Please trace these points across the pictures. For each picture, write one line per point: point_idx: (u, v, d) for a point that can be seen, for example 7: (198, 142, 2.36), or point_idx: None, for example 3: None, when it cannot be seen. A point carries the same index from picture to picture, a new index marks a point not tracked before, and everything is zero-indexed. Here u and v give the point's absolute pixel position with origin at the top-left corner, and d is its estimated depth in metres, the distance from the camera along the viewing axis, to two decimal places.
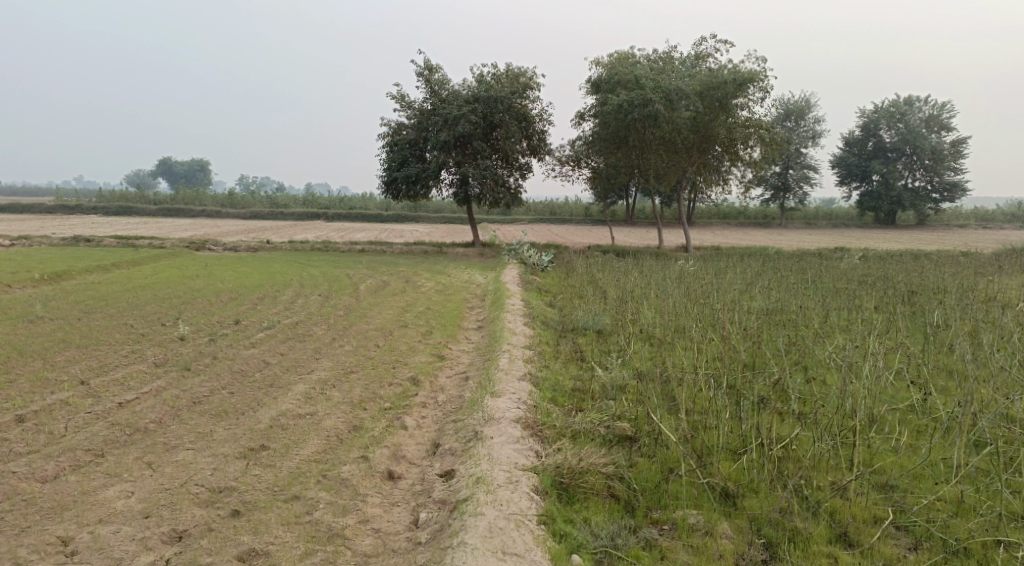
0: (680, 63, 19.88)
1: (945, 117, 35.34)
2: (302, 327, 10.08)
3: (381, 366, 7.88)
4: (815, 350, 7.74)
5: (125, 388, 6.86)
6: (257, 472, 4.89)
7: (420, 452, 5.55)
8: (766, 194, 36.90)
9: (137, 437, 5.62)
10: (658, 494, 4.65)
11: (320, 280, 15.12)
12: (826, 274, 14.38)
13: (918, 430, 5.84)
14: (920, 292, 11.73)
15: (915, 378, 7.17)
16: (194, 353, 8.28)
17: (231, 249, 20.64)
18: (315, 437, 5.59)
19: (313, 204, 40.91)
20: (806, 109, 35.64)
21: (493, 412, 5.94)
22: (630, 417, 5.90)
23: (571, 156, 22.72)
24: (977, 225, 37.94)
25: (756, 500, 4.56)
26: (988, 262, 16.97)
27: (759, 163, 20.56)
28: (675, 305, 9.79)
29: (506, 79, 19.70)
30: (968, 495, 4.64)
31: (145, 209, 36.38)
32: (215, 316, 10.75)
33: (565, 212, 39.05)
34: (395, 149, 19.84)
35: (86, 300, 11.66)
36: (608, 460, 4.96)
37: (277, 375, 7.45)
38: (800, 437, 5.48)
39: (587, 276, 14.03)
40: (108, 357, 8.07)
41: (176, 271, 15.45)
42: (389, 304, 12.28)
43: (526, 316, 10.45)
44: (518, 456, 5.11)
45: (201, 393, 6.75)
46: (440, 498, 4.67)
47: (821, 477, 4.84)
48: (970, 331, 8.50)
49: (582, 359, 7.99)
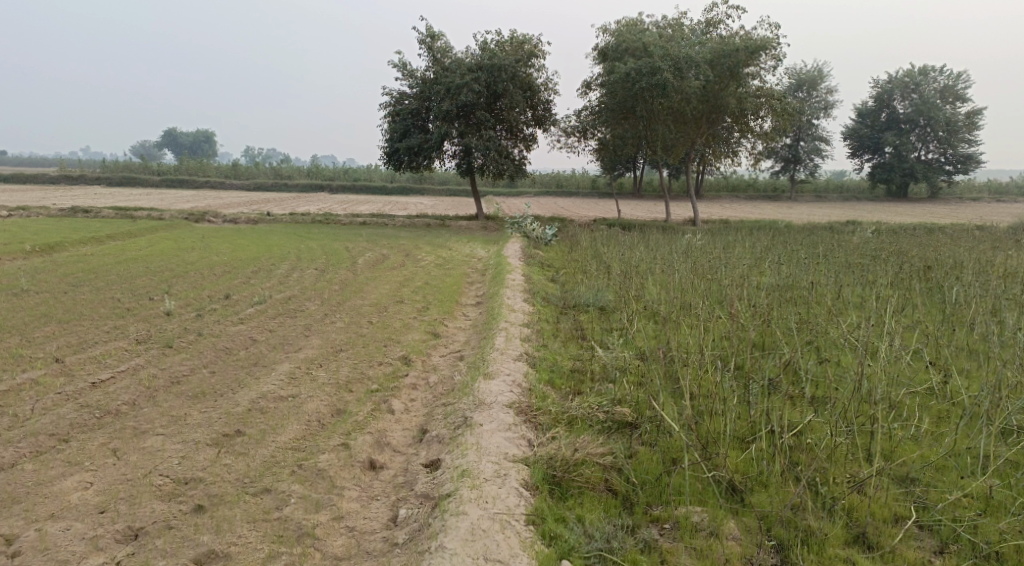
0: (690, 30, 19.15)
1: (961, 87, 34.29)
2: (294, 302, 9.72)
3: (372, 344, 7.54)
4: (828, 330, 7.36)
5: (101, 367, 6.53)
6: (227, 461, 4.57)
7: (406, 439, 5.21)
8: (776, 166, 36.18)
9: (106, 420, 5.30)
10: (659, 488, 4.29)
11: (317, 253, 14.72)
12: (839, 248, 13.90)
13: (940, 417, 5.43)
14: (936, 267, 11.30)
15: (935, 360, 6.77)
16: (179, 330, 7.92)
17: (231, 221, 20.28)
18: (295, 422, 5.24)
19: (317, 175, 40.45)
20: (818, 79, 34.74)
21: (484, 396, 5.57)
22: (631, 400, 5.55)
23: (577, 127, 22.05)
24: (991, 198, 37.18)
25: (766, 495, 4.19)
26: (1005, 235, 16.49)
27: (770, 134, 19.93)
28: (681, 281, 9.38)
29: (510, 46, 18.97)
30: (998, 490, 4.24)
31: (148, 179, 36.01)
32: (206, 290, 10.39)
33: (572, 184, 38.50)
34: (397, 119, 19.27)
35: (75, 272, 11.34)
36: (605, 449, 4.61)
37: (262, 354, 7.10)
38: (814, 427, 5.09)
39: (592, 250, 13.59)
40: (89, 333, 7.75)
41: (172, 243, 15.11)
42: (386, 279, 11.90)
43: (526, 292, 10.07)
44: (509, 445, 4.75)
45: (180, 372, 6.42)
46: (423, 492, 4.33)
47: (838, 469, 4.42)
48: (992, 309, 8.05)
49: (582, 338, 7.62)
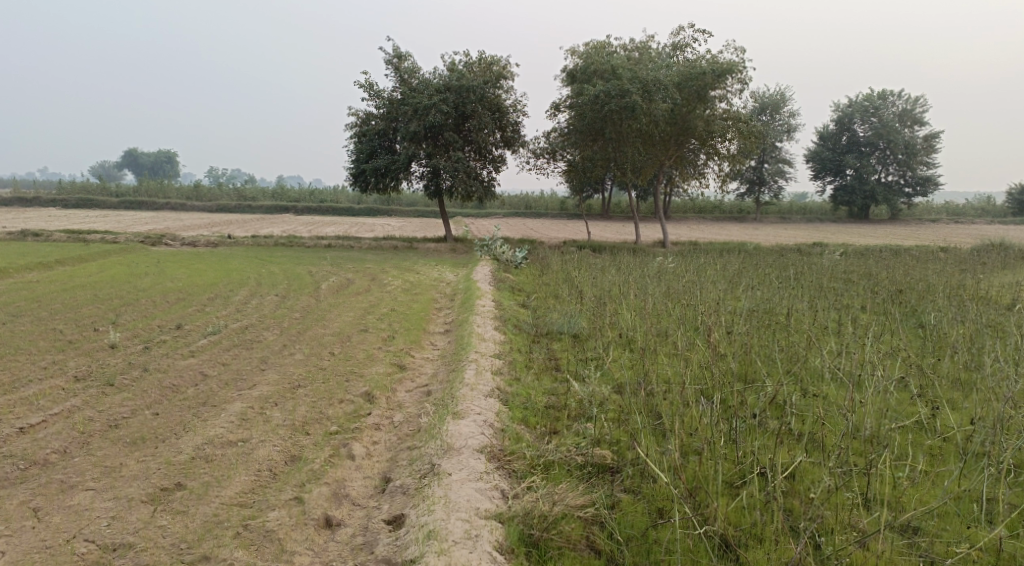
0: (657, 53, 19.23)
1: (918, 112, 35.23)
2: (251, 332, 9.15)
3: (333, 379, 7.03)
4: (811, 359, 7.09)
5: (31, 410, 5.92)
6: (163, 522, 4.11)
7: (366, 489, 4.76)
8: (741, 188, 36.57)
9: (31, 473, 4.75)
10: (646, 545, 3.92)
11: (279, 278, 14.11)
12: (811, 270, 13.79)
13: (935, 454, 5.14)
14: (908, 291, 11.16)
15: (921, 389, 6.52)
16: (123, 365, 7.32)
17: (190, 244, 19.52)
18: (244, 471, 4.75)
19: (283, 197, 39.61)
20: (781, 103, 35.42)
21: (452, 440, 5.13)
22: (610, 441, 5.18)
23: (546, 148, 21.77)
24: (948, 219, 38.08)
25: (762, 552, 3.85)
26: (970, 257, 16.63)
27: (736, 157, 19.93)
28: (656, 308, 9.07)
29: (478, 67, 18.77)
30: (1008, 543, 3.95)
31: (105, 201, 34.79)
32: (156, 320, 9.75)
33: (541, 206, 38.40)
34: (364, 140, 18.84)
35: (17, 301, 10.59)
36: (586, 500, 4.24)
37: (213, 392, 6.54)
38: (806, 469, 4.78)
39: (563, 274, 13.22)
40: (23, 369, 7.10)
41: (125, 268, 14.37)
42: (350, 306, 11.38)
43: (497, 319, 9.65)
44: (480, 498, 4.32)
45: (120, 415, 5.84)
46: (384, 556, 3.92)
47: (838, 520, 4.09)
48: (973, 336, 7.85)
49: (556, 370, 7.23)
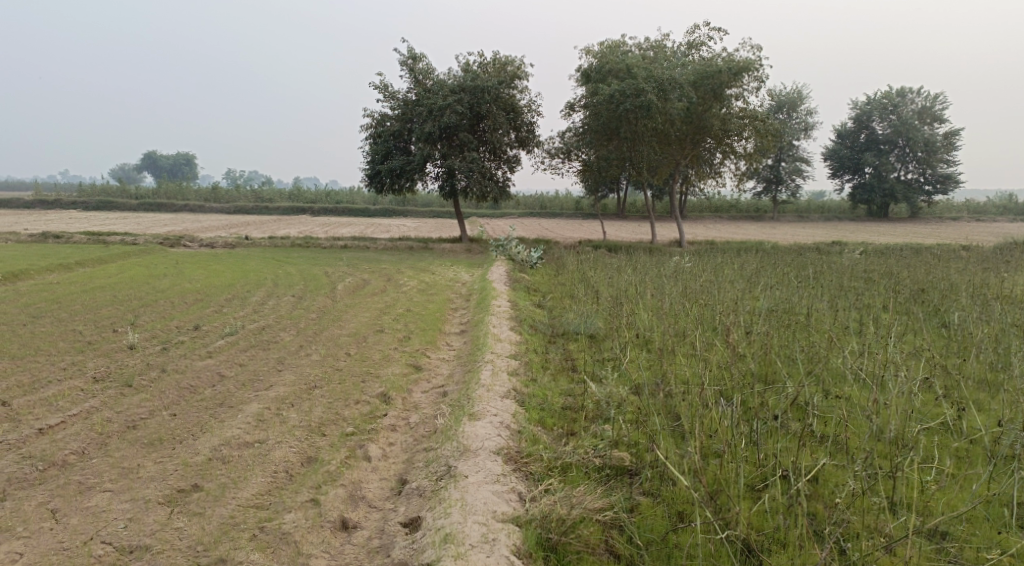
0: (672, 52, 19.09)
1: (938, 108, 34.66)
2: (267, 333, 9.17)
3: (348, 380, 7.02)
4: (832, 360, 6.97)
5: (51, 411, 5.96)
6: (180, 525, 4.11)
7: (382, 491, 4.73)
8: (758, 187, 36.23)
9: (50, 474, 4.77)
10: (667, 550, 3.84)
11: (295, 279, 14.17)
12: (830, 269, 13.59)
13: (962, 457, 5.02)
14: (931, 290, 10.95)
15: (946, 390, 6.38)
16: (141, 366, 7.35)
17: (207, 245, 19.66)
18: (260, 473, 4.74)
19: (300, 198, 39.85)
20: (798, 100, 35.04)
21: (469, 441, 5.09)
22: (629, 443, 5.11)
23: (561, 148, 21.68)
24: (970, 217, 37.45)
25: (786, 558, 3.76)
26: (993, 255, 16.30)
27: (753, 155, 19.72)
28: (673, 308, 8.96)
29: (493, 67, 18.72)
30: None
31: (125, 203, 35.22)
32: (174, 321, 9.80)
33: (556, 206, 38.28)
34: (379, 141, 18.86)
35: (38, 302, 10.71)
36: (605, 504, 4.17)
37: (229, 393, 6.54)
38: (830, 472, 4.68)
39: (579, 273, 13.15)
40: (43, 370, 7.17)
41: (144, 269, 14.51)
42: (366, 306, 11.38)
43: (512, 320, 9.60)
44: (497, 501, 4.27)
45: (138, 416, 5.86)
46: (400, 559, 3.88)
47: (864, 525, 3.99)
48: (998, 335, 7.67)
49: (573, 370, 7.16)
